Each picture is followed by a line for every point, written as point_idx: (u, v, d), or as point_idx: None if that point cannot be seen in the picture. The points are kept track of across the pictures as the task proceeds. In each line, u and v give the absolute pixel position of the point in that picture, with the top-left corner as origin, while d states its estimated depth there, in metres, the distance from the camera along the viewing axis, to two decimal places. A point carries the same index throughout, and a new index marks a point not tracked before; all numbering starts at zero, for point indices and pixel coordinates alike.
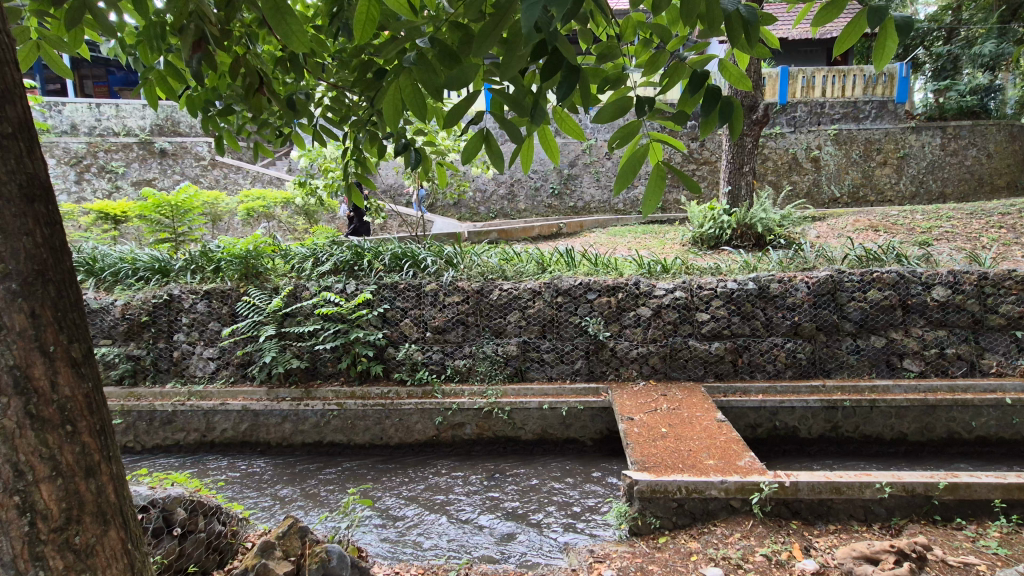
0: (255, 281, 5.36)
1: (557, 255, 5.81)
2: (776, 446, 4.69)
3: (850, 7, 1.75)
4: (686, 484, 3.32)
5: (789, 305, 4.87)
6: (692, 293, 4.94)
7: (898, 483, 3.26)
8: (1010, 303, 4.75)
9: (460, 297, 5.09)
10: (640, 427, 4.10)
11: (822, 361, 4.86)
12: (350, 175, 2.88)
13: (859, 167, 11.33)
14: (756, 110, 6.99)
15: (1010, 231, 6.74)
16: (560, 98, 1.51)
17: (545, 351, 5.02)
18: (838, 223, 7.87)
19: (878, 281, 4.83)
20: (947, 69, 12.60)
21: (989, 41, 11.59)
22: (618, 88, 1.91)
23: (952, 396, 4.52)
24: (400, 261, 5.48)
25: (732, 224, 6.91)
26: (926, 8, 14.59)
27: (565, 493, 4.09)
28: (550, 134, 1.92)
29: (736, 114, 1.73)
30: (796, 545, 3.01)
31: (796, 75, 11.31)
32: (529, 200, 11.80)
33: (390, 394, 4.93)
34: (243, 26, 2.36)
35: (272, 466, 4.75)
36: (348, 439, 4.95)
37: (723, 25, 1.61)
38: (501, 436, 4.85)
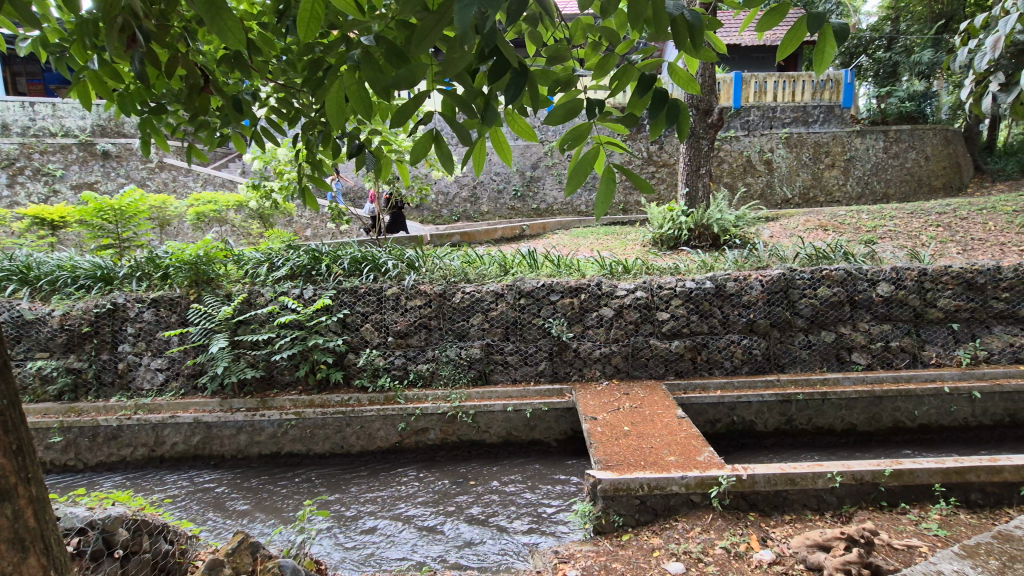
0: (207, 287, 5.15)
1: (519, 257, 5.82)
2: (734, 440, 4.82)
3: (791, 15, 1.80)
4: (648, 481, 3.35)
5: (744, 303, 5.01)
6: (653, 293, 5.03)
7: (847, 472, 3.39)
8: (947, 297, 5.03)
9: (422, 301, 5.03)
10: (603, 426, 4.14)
11: (776, 357, 5.03)
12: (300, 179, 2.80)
13: (809, 169, 11.79)
14: (710, 114, 7.22)
15: (946, 230, 7.16)
16: (509, 98, 1.51)
17: (509, 354, 5.01)
18: (790, 223, 8.15)
19: (827, 278, 5.02)
20: (887, 75, 13.27)
21: (926, 50, 12.32)
22: (570, 91, 1.92)
23: (896, 386, 4.74)
24: (359, 265, 5.39)
25: (690, 225, 7.07)
26: (869, 18, 15.42)
27: (530, 495, 4.09)
28: (503, 138, 1.91)
29: (683, 118, 1.77)
30: (754, 537, 3.11)
31: (751, 79, 11.60)
32: (492, 203, 11.78)
33: (351, 401, 4.81)
34: (183, 24, 2.28)
35: (227, 480, 4.57)
36: (307, 449, 4.80)
37: (669, 29, 1.65)
38: (466, 441, 4.81)
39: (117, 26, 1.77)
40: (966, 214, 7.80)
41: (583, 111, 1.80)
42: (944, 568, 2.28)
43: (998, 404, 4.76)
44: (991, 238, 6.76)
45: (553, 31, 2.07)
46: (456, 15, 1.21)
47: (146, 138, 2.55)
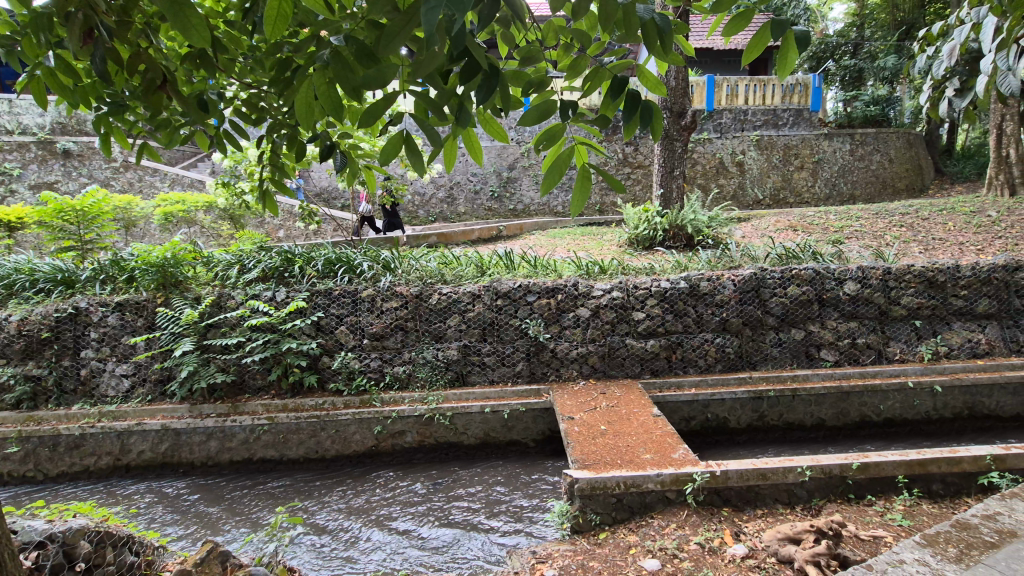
0: (174, 290, 5.02)
1: (495, 258, 5.81)
2: (708, 437, 4.90)
3: (757, 18, 1.84)
4: (624, 480, 3.38)
5: (717, 302, 5.10)
6: (629, 293, 5.08)
7: (817, 466, 3.47)
8: (910, 295, 5.20)
9: (398, 302, 4.99)
10: (580, 426, 4.16)
11: (748, 354, 5.14)
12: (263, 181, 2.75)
13: (779, 171, 12.07)
14: (683, 116, 7.34)
15: (909, 230, 7.42)
16: (481, 99, 1.51)
17: (486, 355, 5.00)
18: (761, 224, 8.33)
19: (796, 277, 5.15)
20: (853, 80, 13.69)
21: (890, 56, 12.74)
22: (543, 93, 1.93)
23: (863, 382, 4.88)
24: (334, 267, 5.32)
25: (665, 225, 7.17)
26: (836, 24, 15.89)
27: (509, 496, 4.09)
28: (475, 138, 1.91)
29: (654, 120, 1.80)
30: (727, 531, 3.16)
31: (722, 82, 11.79)
32: (468, 203, 11.75)
33: (326, 405, 4.73)
34: (145, 20, 2.22)
35: (197, 489, 4.45)
36: (280, 454, 4.71)
37: (640, 32, 1.67)
38: (443, 443, 4.78)
39: (76, 21, 1.72)
40: (927, 215, 8.10)
41: (557, 112, 1.81)
42: (907, 557, 2.36)
43: (957, 398, 4.95)
44: (950, 237, 7.04)
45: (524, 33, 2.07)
46: (424, 16, 1.19)
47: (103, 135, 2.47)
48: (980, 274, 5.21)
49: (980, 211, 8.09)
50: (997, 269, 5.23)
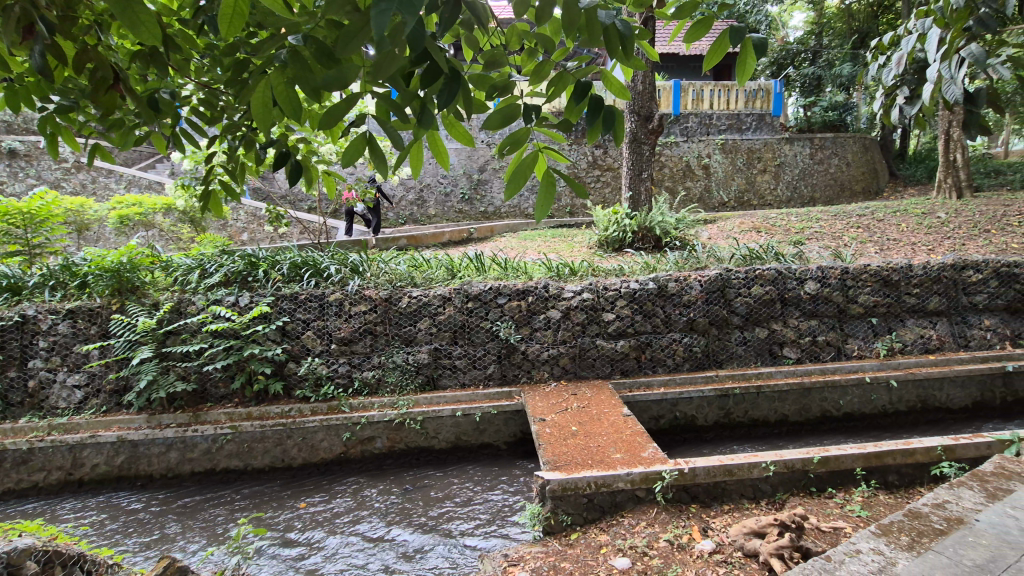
0: (131, 297, 4.83)
1: (466, 260, 5.80)
2: (677, 435, 4.99)
3: (716, 27, 1.89)
4: (594, 480, 3.41)
5: (684, 303, 5.19)
6: (599, 294, 5.13)
7: (781, 461, 3.57)
8: (867, 293, 5.40)
9: (367, 306, 4.92)
10: (551, 427, 4.18)
11: (715, 353, 5.25)
12: (212, 183, 2.66)
13: (743, 174, 12.38)
14: (651, 120, 7.47)
15: (865, 231, 7.72)
16: (442, 102, 1.52)
17: (457, 358, 4.98)
18: (726, 225, 8.54)
19: (759, 278, 5.29)
20: (812, 87, 14.19)
21: (846, 63, 13.26)
22: (507, 97, 1.94)
23: (824, 378, 5.04)
24: (300, 270, 5.21)
25: (634, 227, 7.27)
26: (795, 32, 16.45)
27: (481, 500, 4.08)
28: (439, 141, 1.90)
29: (617, 124, 1.83)
30: (695, 528, 3.22)
31: (689, 87, 12.13)
32: (439, 206, 11.70)
33: (292, 412, 4.62)
34: (91, 15, 2.14)
35: (156, 502, 4.29)
36: (245, 464, 4.58)
37: (601, 38, 1.69)
38: (414, 447, 4.72)
39: (12, 14, 1.64)
40: (882, 216, 8.44)
41: (522, 116, 1.82)
42: (864, 547, 2.45)
43: (911, 391, 5.17)
44: (903, 238, 7.37)
45: (488, 37, 2.06)
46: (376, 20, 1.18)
47: (47, 135, 2.37)
48: (931, 273, 5.47)
49: (930, 213, 8.48)
50: (945, 269, 5.51)
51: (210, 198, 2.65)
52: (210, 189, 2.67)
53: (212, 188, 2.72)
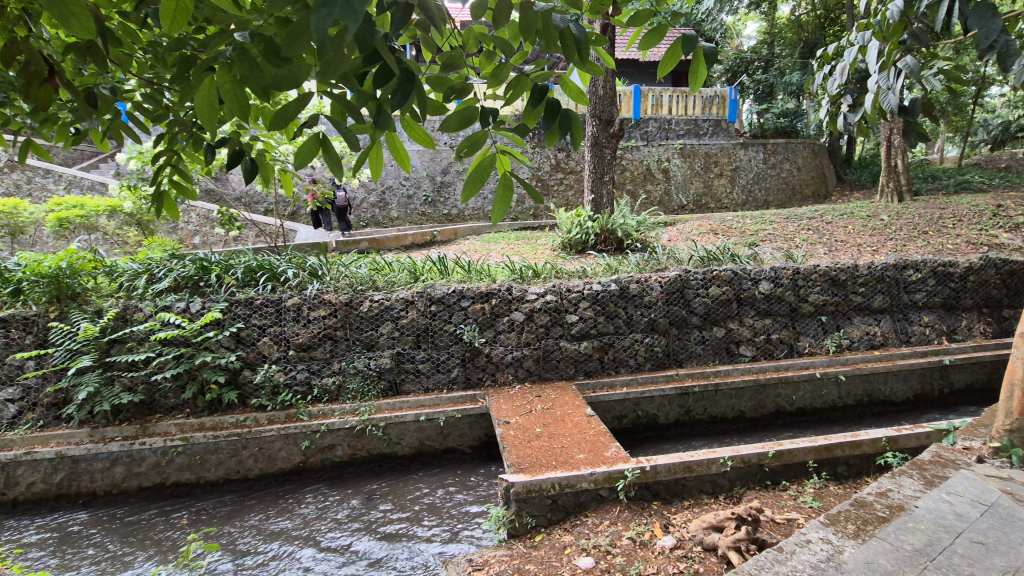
0: (71, 304, 4.58)
1: (428, 263, 5.75)
2: (639, 434, 5.07)
3: (669, 35, 1.94)
4: (558, 481, 3.43)
5: (645, 304, 5.29)
6: (562, 296, 5.16)
7: (737, 457, 3.67)
8: (816, 292, 5.64)
9: (326, 311, 4.80)
10: (516, 429, 4.18)
11: (675, 353, 5.37)
12: (162, 184, 2.54)
13: (700, 178, 12.74)
14: (611, 124, 7.60)
15: (815, 233, 8.07)
16: (396, 104, 1.51)
17: (420, 362, 4.92)
18: (685, 227, 8.77)
19: (717, 279, 5.44)
20: (765, 94, 14.72)
21: (796, 72, 13.86)
22: (465, 100, 1.93)
23: (777, 374, 5.24)
24: (255, 275, 5.07)
25: (596, 230, 7.35)
26: (749, 41, 17.08)
27: (445, 505, 4.04)
28: (398, 143, 1.88)
29: (574, 127, 1.84)
30: (657, 524, 3.28)
31: (649, 92, 12.35)
32: (401, 208, 11.57)
33: (248, 422, 4.46)
34: (22, 6, 2.01)
35: (100, 521, 4.06)
36: (197, 477, 4.39)
37: (557, 42, 1.70)
38: (377, 454, 4.64)
39: None
40: (830, 219, 8.83)
41: (480, 119, 1.81)
42: (814, 537, 2.54)
43: (858, 385, 5.42)
44: (850, 240, 7.73)
45: (445, 39, 2.05)
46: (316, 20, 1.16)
47: None
48: (875, 273, 5.77)
49: (874, 216, 8.92)
50: (888, 269, 5.82)
51: (160, 198, 2.52)
52: (159, 190, 2.54)
53: (162, 189, 2.59)
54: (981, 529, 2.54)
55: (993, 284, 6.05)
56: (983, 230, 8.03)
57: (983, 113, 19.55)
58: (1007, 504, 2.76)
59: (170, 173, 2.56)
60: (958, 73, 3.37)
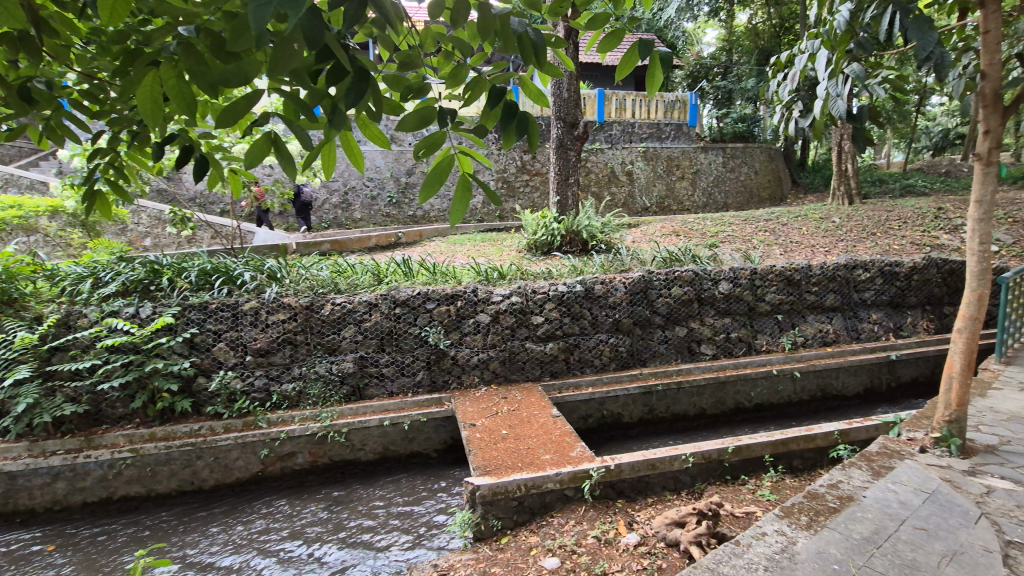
0: (7, 310, 4.31)
1: (393, 265, 5.68)
2: (604, 433, 5.14)
3: (626, 40, 1.96)
4: (524, 482, 3.42)
5: (610, 304, 5.35)
6: (527, 297, 5.16)
7: (698, 453, 3.76)
8: (773, 292, 5.83)
9: (286, 314, 4.67)
10: (481, 432, 4.16)
11: (639, 352, 5.45)
12: (98, 182, 2.42)
13: (663, 180, 13.01)
14: (576, 127, 7.68)
15: (771, 234, 8.37)
16: (351, 102, 1.49)
17: (384, 366, 4.84)
18: (649, 229, 8.94)
19: (679, 279, 5.56)
20: (724, 99, 15.18)
21: (752, 79, 14.34)
22: (423, 100, 1.91)
23: (737, 372, 5.39)
24: (210, 278, 4.89)
25: (562, 231, 7.41)
26: (709, 47, 17.57)
27: (409, 511, 3.99)
28: (354, 142, 1.85)
29: (532, 130, 1.84)
30: (621, 522, 3.32)
31: (611, 96, 12.55)
32: (365, 209, 11.38)
33: (203, 431, 4.29)
34: None
35: (40, 541, 3.83)
36: (147, 490, 4.20)
37: (515, 45, 1.69)
38: (339, 461, 4.53)
39: None
40: (785, 221, 9.17)
41: (438, 119, 1.79)
42: (769, 529, 2.62)
43: (813, 381, 5.63)
44: (804, 241, 8.04)
45: (402, 38, 2.02)
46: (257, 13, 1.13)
47: None
48: (827, 273, 6.01)
49: (827, 218, 9.32)
50: (839, 269, 6.07)
51: (94, 197, 2.40)
52: (94, 189, 2.42)
53: (99, 188, 2.47)
54: (923, 516, 2.67)
55: (935, 282, 6.39)
56: (925, 232, 8.49)
57: (924, 121, 20.69)
58: (947, 491, 2.92)
59: (109, 171, 2.44)
60: (900, 82, 3.54)
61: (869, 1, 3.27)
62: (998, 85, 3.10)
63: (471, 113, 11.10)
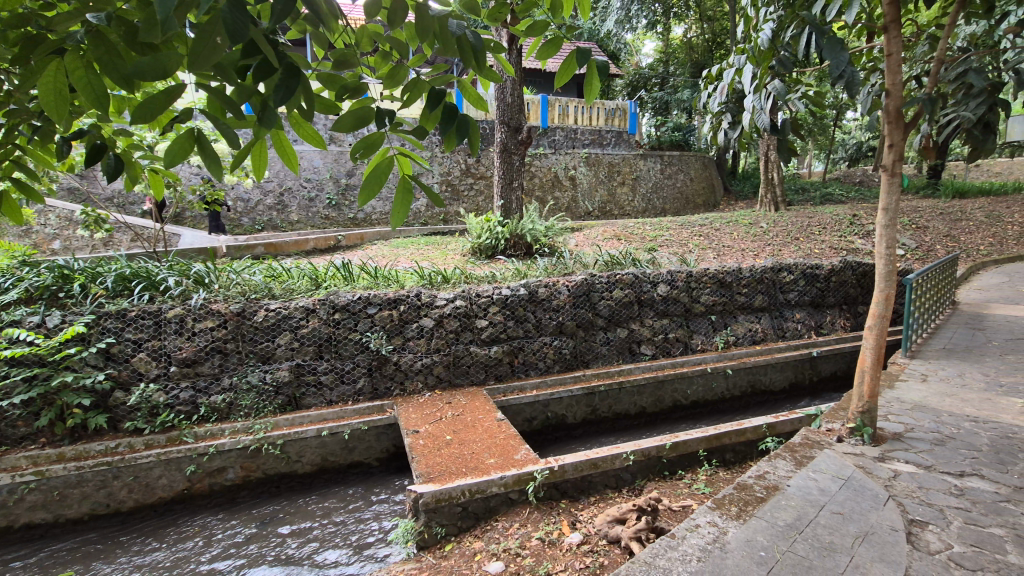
0: None
1: (331, 269, 5.51)
2: (549, 435, 5.20)
3: (564, 48, 2.00)
4: (468, 487, 3.40)
5: (553, 307, 5.43)
6: (471, 301, 5.14)
7: (638, 450, 3.88)
8: (707, 294, 6.11)
9: (215, 322, 4.42)
10: (425, 438, 4.09)
11: (582, 354, 5.55)
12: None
13: (605, 185, 13.33)
14: (520, 131, 7.75)
15: (705, 238, 8.78)
16: (280, 101, 1.43)
17: (322, 374, 4.67)
18: (591, 233, 9.16)
19: (620, 282, 5.71)
20: (662, 109, 15.81)
21: (687, 90, 15.03)
22: (360, 100, 1.86)
23: (674, 370, 5.60)
24: (129, 283, 4.56)
25: (506, 235, 7.44)
26: (647, 59, 18.27)
27: (349, 524, 3.86)
28: (287, 141, 1.77)
29: (473, 133, 1.83)
30: (565, 522, 3.37)
31: (554, 103, 12.83)
32: (302, 211, 10.97)
33: (121, 448, 3.98)
34: None
35: None
36: (54, 516, 3.83)
37: (454, 47, 1.68)
38: (274, 475, 4.33)
39: None
40: (718, 226, 9.65)
41: (376, 120, 1.74)
42: (702, 521, 2.74)
43: (743, 377, 5.95)
44: (735, 245, 8.49)
45: (338, 35, 1.96)
46: None
47: None
48: (755, 275, 6.37)
49: (755, 223, 9.88)
50: (766, 271, 6.45)
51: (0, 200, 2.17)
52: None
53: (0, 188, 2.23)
54: (839, 501, 2.87)
55: (850, 283, 6.91)
56: (842, 237, 9.18)
57: (841, 134, 22.40)
58: (859, 476, 3.16)
59: (10, 170, 2.21)
60: (817, 97, 3.81)
61: (788, 21, 3.50)
62: (900, 103, 3.40)
63: (414, 114, 10.95)
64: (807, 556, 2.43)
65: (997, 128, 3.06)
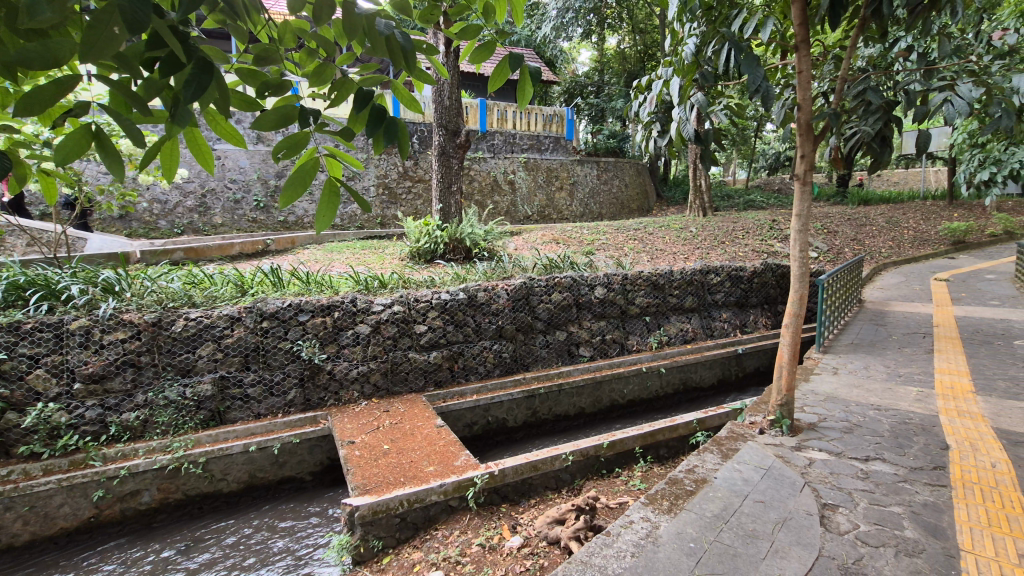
0: None
1: (259, 275, 5.24)
2: (490, 439, 5.20)
3: (497, 54, 2.02)
4: (406, 497, 3.31)
5: (493, 311, 5.42)
6: (409, 306, 5.04)
7: (577, 451, 3.94)
8: (641, 295, 6.34)
9: (127, 333, 4.08)
10: (361, 449, 3.96)
11: (522, 358, 5.59)
12: None
13: (543, 190, 13.52)
14: (458, 135, 7.71)
15: (639, 242, 9.10)
16: (190, 96, 1.34)
17: (249, 386, 4.43)
18: (530, 237, 9.26)
19: (558, 285, 5.80)
20: (597, 116, 16.29)
21: (621, 99, 15.56)
22: (283, 97, 1.76)
23: (611, 371, 5.76)
24: (23, 293, 4.12)
25: (444, 239, 7.38)
26: (582, 67, 18.77)
27: (280, 544, 3.68)
28: (202, 139, 1.65)
29: (403, 136, 1.78)
30: (506, 527, 3.38)
31: (493, 107, 12.88)
32: (227, 214, 10.38)
33: (14, 476, 3.58)
34: None
35: None
36: None
37: (382, 48, 1.62)
38: (196, 496, 4.05)
39: None
40: (651, 230, 10.03)
41: (300, 119, 1.66)
42: (635, 517, 2.81)
43: (675, 376, 6.22)
44: (666, 249, 8.86)
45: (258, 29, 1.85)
46: None
47: None
48: (685, 277, 6.66)
49: (685, 228, 10.36)
50: (695, 273, 6.76)
51: None
52: None
53: None
54: (761, 490, 3.05)
55: (771, 284, 7.39)
56: (763, 241, 9.79)
57: (761, 144, 24.00)
58: (779, 466, 3.37)
59: None
60: (737, 109, 4.04)
61: (710, 37, 3.69)
62: (810, 117, 3.66)
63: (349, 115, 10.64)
64: (732, 544, 2.56)
65: (892, 142, 3.38)
